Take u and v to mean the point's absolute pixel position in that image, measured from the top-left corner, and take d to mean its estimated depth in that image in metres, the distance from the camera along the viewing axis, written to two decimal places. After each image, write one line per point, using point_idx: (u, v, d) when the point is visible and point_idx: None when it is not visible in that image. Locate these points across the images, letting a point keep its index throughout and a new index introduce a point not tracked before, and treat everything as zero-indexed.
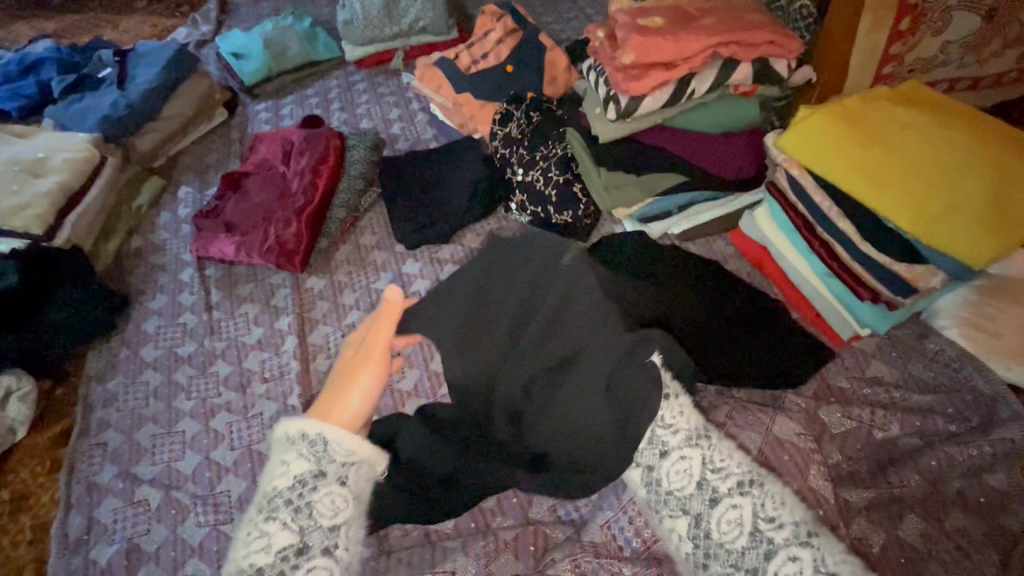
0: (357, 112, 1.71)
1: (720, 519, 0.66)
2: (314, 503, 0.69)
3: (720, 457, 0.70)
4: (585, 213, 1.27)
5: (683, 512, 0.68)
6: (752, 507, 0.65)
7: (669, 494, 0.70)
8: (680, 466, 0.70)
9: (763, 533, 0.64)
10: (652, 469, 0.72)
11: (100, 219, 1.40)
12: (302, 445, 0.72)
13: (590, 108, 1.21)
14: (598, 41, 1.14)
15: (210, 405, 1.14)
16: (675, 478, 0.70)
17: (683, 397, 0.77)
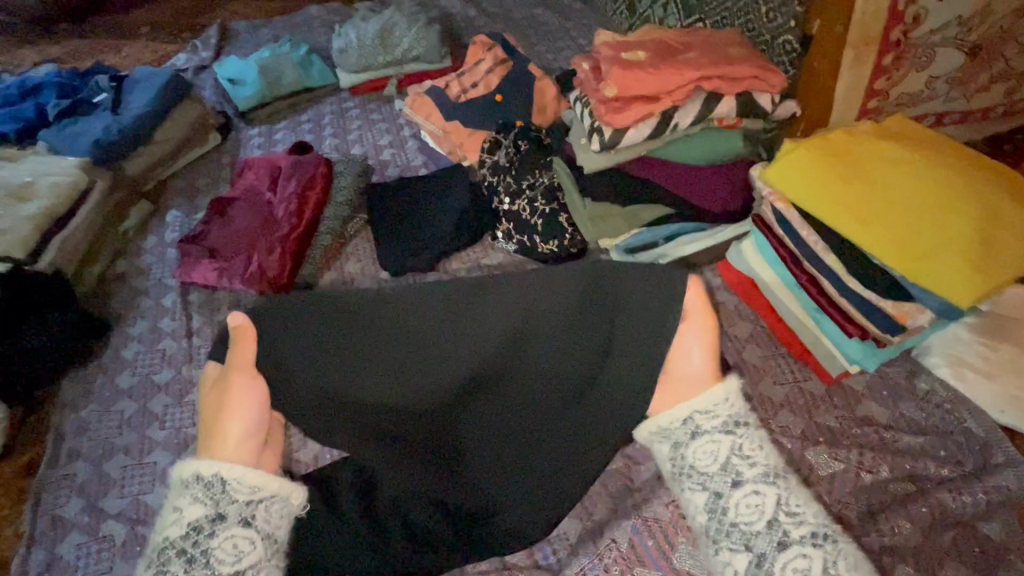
0: (349, 139, 1.72)
1: (785, 565, 0.59)
2: (213, 548, 0.62)
3: (796, 502, 0.63)
4: (570, 242, 1.27)
5: (744, 547, 0.61)
6: (821, 561, 0.59)
7: (733, 525, 0.62)
8: (752, 501, 0.62)
9: None
10: (720, 496, 0.64)
11: (85, 243, 1.40)
12: (196, 487, 0.65)
13: (575, 138, 1.21)
14: (584, 72, 1.15)
15: (183, 436, 1.11)
16: (744, 512, 0.62)
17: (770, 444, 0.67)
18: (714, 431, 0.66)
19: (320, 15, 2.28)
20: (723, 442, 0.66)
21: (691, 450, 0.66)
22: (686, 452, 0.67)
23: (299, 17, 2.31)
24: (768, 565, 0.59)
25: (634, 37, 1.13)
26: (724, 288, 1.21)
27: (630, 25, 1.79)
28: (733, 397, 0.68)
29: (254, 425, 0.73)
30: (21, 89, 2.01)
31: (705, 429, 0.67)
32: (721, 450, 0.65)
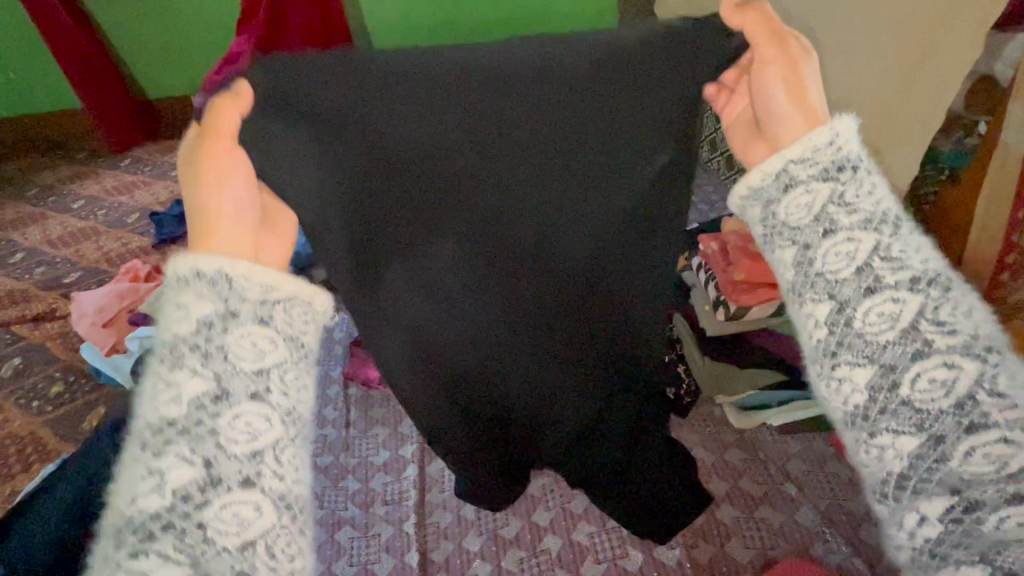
0: None
1: (901, 352, 0.53)
2: (222, 428, 0.53)
3: (901, 248, 0.56)
4: (686, 391, 1.39)
5: (828, 296, 0.56)
6: (955, 345, 0.52)
7: (841, 349, 0.55)
8: (884, 311, 0.54)
9: (957, 388, 0.51)
10: (810, 247, 0.58)
11: None
12: (199, 286, 0.56)
13: (699, 304, 1.42)
14: (711, 251, 1.40)
15: (337, 517, 1.30)
16: (874, 319, 0.54)
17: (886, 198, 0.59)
18: (852, 226, 0.57)
19: None
20: (818, 191, 0.59)
21: (784, 205, 0.60)
22: (778, 206, 0.60)
23: None
24: (863, 330, 0.54)
25: None
26: (836, 459, 1.28)
27: None
28: (848, 148, 0.60)
29: (245, 210, 0.64)
30: None
31: (807, 179, 0.60)
32: (817, 198, 0.58)
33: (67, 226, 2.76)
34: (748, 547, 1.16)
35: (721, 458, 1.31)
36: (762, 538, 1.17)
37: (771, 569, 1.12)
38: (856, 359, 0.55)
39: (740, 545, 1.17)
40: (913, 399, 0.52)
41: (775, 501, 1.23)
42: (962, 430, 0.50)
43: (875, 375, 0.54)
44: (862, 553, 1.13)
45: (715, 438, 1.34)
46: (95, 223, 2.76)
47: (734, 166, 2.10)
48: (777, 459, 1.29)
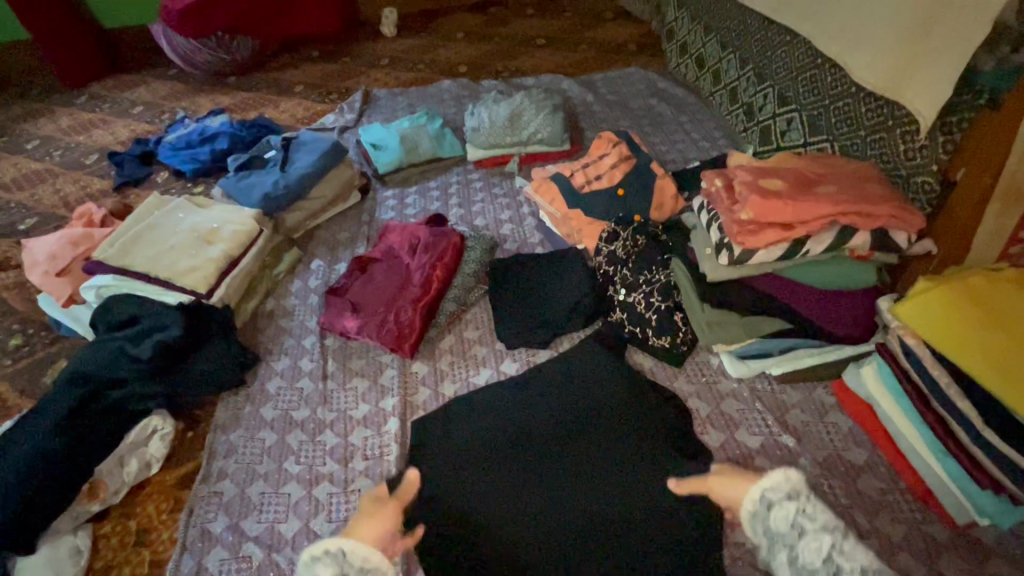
0: (473, 210, 1.89)
1: (806, 547, 0.88)
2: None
3: (851, 547, 0.86)
4: (682, 340, 1.33)
5: (783, 547, 0.91)
6: (831, 543, 0.87)
7: (797, 556, 0.89)
8: (813, 544, 0.87)
9: (835, 563, 0.85)
10: (793, 547, 0.89)
11: (246, 281, 1.61)
12: (329, 556, 0.87)
13: (700, 247, 1.28)
14: (715, 187, 1.25)
15: (315, 473, 1.25)
16: (809, 552, 0.87)
17: (805, 500, 0.92)
18: (780, 499, 0.93)
19: (451, 90, 2.56)
20: (788, 507, 0.92)
21: (769, 519, 0.92)
22: (767, 521, 0.92)
23: (432, 89, 2.59)
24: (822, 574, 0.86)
25: (769, 164, 1.23)
26: (836, 409, 1.23)
27: (747, 130, 1.88)
28: (791, 479, 0.94)
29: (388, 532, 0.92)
30: (201, 137, 2.37)
31: (774, 500, 0.93)
32: (787, 515, 0.91)
33: (20, 168, 2.56)
34: None
35: (716, 410, 1.26)
36: None
37: None
38: None
39: None
40: None
41: (771, 452, 1.18)
42: None
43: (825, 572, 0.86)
44: (860, 503, 1.08)
45: (709, 388, 1.30)
46: (50, 165, 2.56)
47: (738, 99, 1.93)
48: (775, 410, 1.24)
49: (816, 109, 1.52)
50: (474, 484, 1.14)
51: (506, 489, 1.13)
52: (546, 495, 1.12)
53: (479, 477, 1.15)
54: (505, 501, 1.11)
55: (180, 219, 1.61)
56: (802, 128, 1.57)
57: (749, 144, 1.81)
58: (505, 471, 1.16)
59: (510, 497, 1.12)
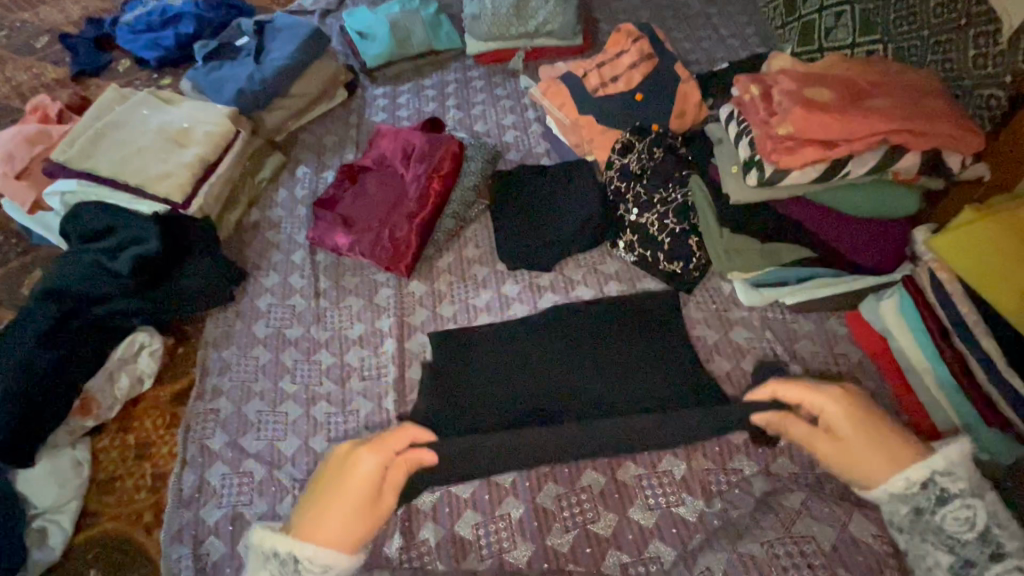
0: (472, 113, 1.71)
1: (949, 516, 0.81)
2: (302, 568, 0.74)
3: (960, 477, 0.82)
4: (695, 265, 1.27)
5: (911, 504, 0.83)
6: (980, 512, 0.80)
7: (949, 533, 0.81)
8: (962, 515, 0.80)
9: (972, 523, 0.80)
10: (928, 511, 0.82)
11: (227, 189, 1.49)
12: (273, 563, 0.75)
13: (724, 165, 1.18)
14: (749, 96, 1.11)
15: (312, 393, 1.22)
16: (954, 522, 0.81)
17: (988, 498, 0.82)
18: (950, 487, 0.81)
19: None
20: (958, 497, 0.81)
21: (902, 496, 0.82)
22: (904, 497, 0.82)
23: None
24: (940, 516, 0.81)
25: (815, 68, 1.07)
26: (847, 340, 1.19)
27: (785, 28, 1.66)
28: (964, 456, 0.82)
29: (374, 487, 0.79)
30: (162, 17, 2.08)
31: (952, 492, 0.81)
32: (958, 506, 0.80)
33: None
34: None
35: (723, 338, 1.22)
36: None
37: (765, 449, 1.08)
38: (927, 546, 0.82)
39: None
40: (955, 532, 0.81)
41: None
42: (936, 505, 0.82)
43: (921, 516, 0.82)
44: None
45: (718, 316, 1.25)
46: None
47: None
48: (784, 340, 1.20)
49: (872, 3, 1.32)
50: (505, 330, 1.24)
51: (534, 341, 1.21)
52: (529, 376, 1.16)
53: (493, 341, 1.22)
54: (494, 407, 1.11)
55: (145, 117, 1.45)
56: (851, 25, 1.38)
57: (785, 43, 1.60)
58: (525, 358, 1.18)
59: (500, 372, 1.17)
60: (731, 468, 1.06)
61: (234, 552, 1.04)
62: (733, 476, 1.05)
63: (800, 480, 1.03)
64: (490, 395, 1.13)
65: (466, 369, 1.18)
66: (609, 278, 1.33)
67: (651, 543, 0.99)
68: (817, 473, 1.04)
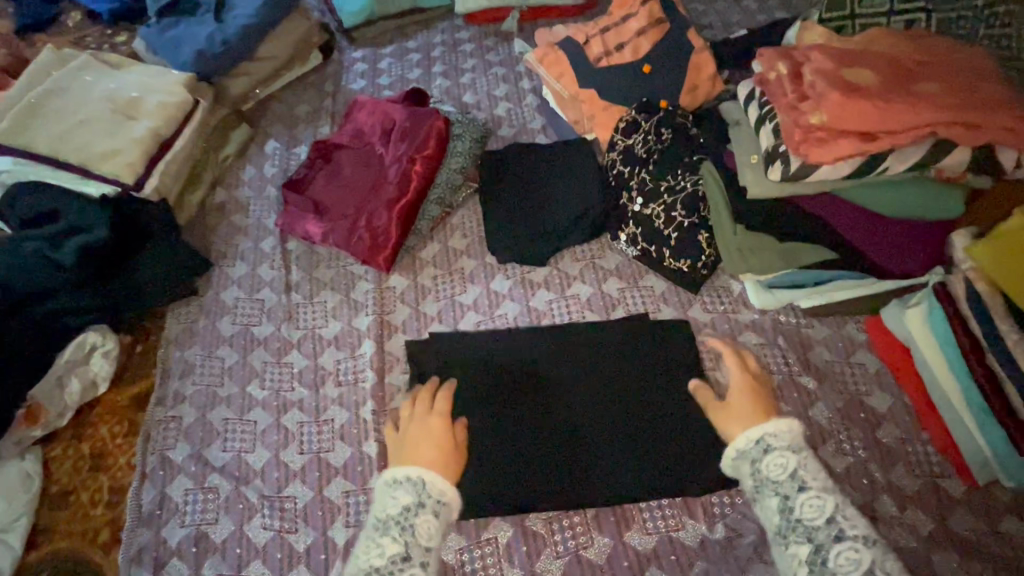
0: (461, 82, 1.54)
1: (804, 502, 0.72)
2: (415, 524, 0.74)
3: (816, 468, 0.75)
4: (704, 262, 1.15)
5: (773, 492, 0.74)
6: (833, 502, 0.72)
7: (798, 521, 0.71)
8: (816, 502, 0.72)
9: (838, 522, 0.70)
10: (788, 498, 0.73)
11: (187, 167, 1.34)
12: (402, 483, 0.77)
13: (742, 153, 1.05)
14: (776, 74, 0.97)
15: (283, 400, 1.12)
16: (808, 510, 0.72)
17: (811, 458, 0.76)
18: (783, 450, 0.76)
19: None
20: (789, 456, 0.76)
21: (764, 465, 0.76)
22: (761, 464, 0.76)
23: None
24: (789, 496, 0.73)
25: (855, 43, 0.93)
26: (865, 348, 1.10)
27: None
28: (795, 428, 0.78)
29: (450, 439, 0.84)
30: None
31: (787, 464, 0.75)
32: (788, 464, 0.75)
33: None
34: None
35: (731, 343, 1.12)
36: None
37: None
38: (799, 539, 0.71)
39: None
40: (802, 518, 0.71)
41: (787, 394, 1.06)
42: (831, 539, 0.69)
43: (811, 551, 0.70)
44: (877, 455, 1.00)
45: (727, 319, 1.15)
46: None
47: None
48: (797, 347, 1.11)
49: None
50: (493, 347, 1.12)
51: (528, 359, 1.11)
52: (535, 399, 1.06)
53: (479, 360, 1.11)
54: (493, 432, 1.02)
55: (89, 85, 1.28)
56: None
57: (811, 8, 1.43)
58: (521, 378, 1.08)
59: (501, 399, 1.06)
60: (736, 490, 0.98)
61: None
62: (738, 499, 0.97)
63: None
64: (490, 404, 1.05)
65: (461, 388, 1.07)
66: (609, 274, 1.22)
67: (647, 572, 0.92)
68: None
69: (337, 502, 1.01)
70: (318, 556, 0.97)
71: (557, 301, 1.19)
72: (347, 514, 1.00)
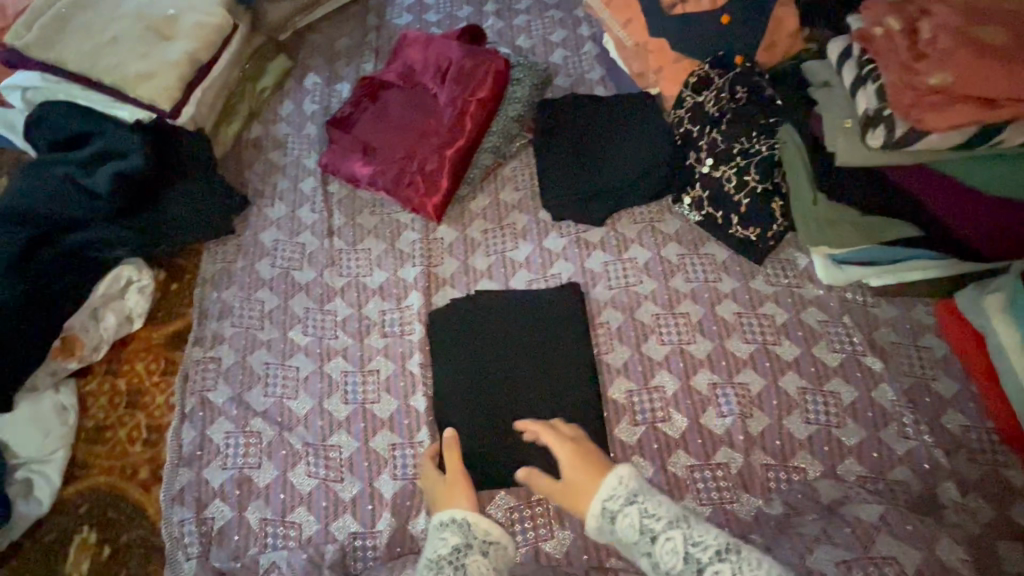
0: (515, 23, 1.43)
1: (661, 553, 0.75)
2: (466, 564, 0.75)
3: (699, 533, 0.75)
4: (774, 232, 1.10)
5: (643, 555, 0.77)
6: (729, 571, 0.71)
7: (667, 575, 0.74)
8: (669, 546, 0.75)
9: (694, 557, 0.73)
10: (651, 554, 0.76)
11: (223, 96, 1.25)
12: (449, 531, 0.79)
13: (833, 116, 0.98)
14: (886, 29, 0.89)
15: (326, 347, 1.08)
16: (668, 557, 0.74)
17: (690, 520, 0.77)
18: (623, 507, 0.79)
19: None
20: (632, 514, 0.78)
21: (619, 530, 0.78)
22: (613, 533, 0.79)
23: None
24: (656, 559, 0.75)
25: None
26: (935, 331, 1.06)
27: None
28: (627, 479, 0.80)
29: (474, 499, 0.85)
30: None
31: (617, 509, 0.79)
32: (634, 522, 0.77)
33: None
34: (809, 423, 1.00)
35: (795, 318, 1.08)
36: (826, 414, 1.00)
37: (831, 449, 0.97)
38: None
39: (801, 420, 1.00)
40: None
41: (850, 373, 1.03)
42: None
43: None
44: (941, 440, 0.97)
45: (791, 293, 1.10)
46: None
47: None
48: (863, 326, 1.07)
49: None
50: (499, 315, 1.06)
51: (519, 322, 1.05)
52: (555, 363, 1.02)
53: (492, 325, 1.05)
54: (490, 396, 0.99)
55: None
56: None
57: None
58: (540, 341, 1.04)
59: (515, 367, 1.01)
60: (793, 467, 0.96)
61: (242, 519, 0.95)
62: (795, 476, 0.96)
63: (869, 485, 0.93)
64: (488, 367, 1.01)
65: (463, 350, 1.04)
66: (669, 239, 1.16)
67: None
68: (887, 479, 0.94)
69: (383, 454, 0.99)
70: (365, 507, 0.95)
71: (613, 264, 1.14)
72: (393, 467, 0.98)
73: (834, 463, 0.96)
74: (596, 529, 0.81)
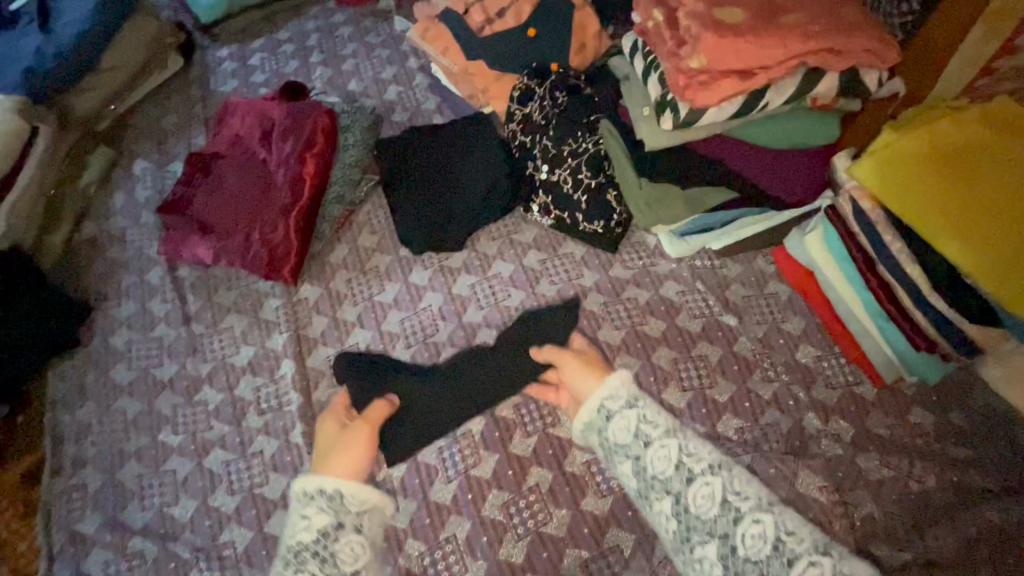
0: (343, 69, 1.44)
1: (695, 495, 0.74)
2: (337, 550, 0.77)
3: (739, 483, 0.73)
4: (617, 221, 1.16)
5: (666, 493, 0.76)
6: (772, 522, 0.69)
7: (692, 516, 0.73)
8: (705, 491, 0.73)
9: (731, 502, 0.72)
10: (679, 496, 0.75)
11: (40, 204, 1.17)
12: (320, 500, 0.80)
13: (635, 107, 1.05)
14: (654, 23, 0.96)
15: (201, 441, 1.03)
16: (701, 499, 0.73)
17: (688, 437, 0.79)
18: (660, 438, 0.78)
19: None
20: (630, 418, 0.81)
21: (648, 463, 0.78)
22: (607, 434, 0.82)
23: None
24: (684, 498, 0.74)
25: None
26: (778, 278, 1.15)
27: None
28: (628, 384, 0.84)
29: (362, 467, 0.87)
30: None
31: (653, 437, 0.79)
32: (670, 454, 0.77)
33: None
34: (685, 390, 1.05)
35: (654, 295, 1.14)
36: (699, 377, 1.06)
37: (708, 409, 1.03)
38: (703, 537, 0.72)
39: (677, 389, 1.05)
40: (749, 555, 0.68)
41: (712, 336, 1.10)
42: (733, 524, 0.71)
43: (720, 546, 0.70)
44: (799, 376, 1.05)
45: (647, 274, 1.16)
46: None
47: None
48: (715, 288, 1.14)
49: None
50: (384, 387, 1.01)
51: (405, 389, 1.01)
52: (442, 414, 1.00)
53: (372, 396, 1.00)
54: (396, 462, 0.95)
55: None
56: None
57: None
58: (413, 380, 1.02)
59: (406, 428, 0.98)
60: None
61: None
62: None
63: (746, 436, 1.00)
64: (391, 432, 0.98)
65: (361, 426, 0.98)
66: (528, 248, 1.20)
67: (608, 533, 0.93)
68: (761, 424, 1.01)
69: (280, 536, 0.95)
70: None
71: (480, 284, 1.16)
72: None
73: (715, 424, 1.02)
74: (582, 428, 0.86)
